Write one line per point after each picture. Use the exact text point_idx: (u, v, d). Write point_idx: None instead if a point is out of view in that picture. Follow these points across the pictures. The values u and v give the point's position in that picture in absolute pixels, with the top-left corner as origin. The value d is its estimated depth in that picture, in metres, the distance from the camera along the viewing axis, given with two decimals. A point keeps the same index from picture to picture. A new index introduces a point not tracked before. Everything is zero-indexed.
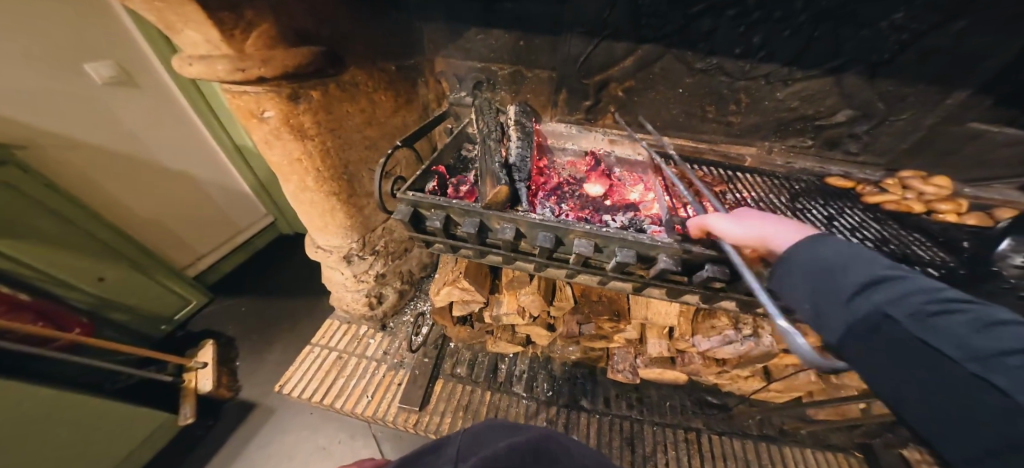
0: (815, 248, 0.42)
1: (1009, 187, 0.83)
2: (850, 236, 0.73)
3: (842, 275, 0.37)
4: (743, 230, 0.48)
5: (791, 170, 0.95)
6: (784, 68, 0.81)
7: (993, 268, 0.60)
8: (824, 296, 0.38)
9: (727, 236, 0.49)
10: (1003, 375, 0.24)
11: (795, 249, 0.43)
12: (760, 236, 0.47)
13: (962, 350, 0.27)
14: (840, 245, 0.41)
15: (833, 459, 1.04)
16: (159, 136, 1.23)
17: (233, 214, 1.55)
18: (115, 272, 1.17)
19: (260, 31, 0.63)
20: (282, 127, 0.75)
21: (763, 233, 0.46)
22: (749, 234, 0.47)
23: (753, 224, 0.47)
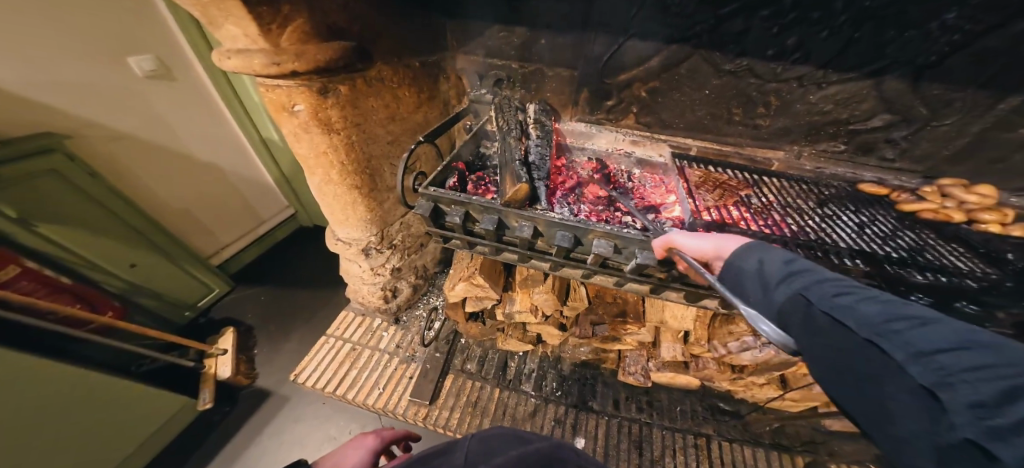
0: (753, 254, 0.46)
1: None
2: (882, 244, 0.70)
3: (779, 273, 0.42)
4: (687, 250, 0.54)
5: (821, 175, 0.92)
6: (820, 70, 0.78)
7: None
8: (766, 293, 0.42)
9: (688, 250, 0.54)
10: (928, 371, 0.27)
11: (739, 253, 0.47)
12: (716, 249, 0.51)
13: (911, 358, 0.28)
14: (772, 252, 0.45)
15: None
16: (191, 129, 1.29)
17: (256, 206, 1.61)
18: (145, 259, 1.22)
19: (294, 26, 0.65)
20: (310, 121, 0.77)
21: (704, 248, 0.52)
22: (705, 247, 0.52)
23: (709, 238, 0.52)
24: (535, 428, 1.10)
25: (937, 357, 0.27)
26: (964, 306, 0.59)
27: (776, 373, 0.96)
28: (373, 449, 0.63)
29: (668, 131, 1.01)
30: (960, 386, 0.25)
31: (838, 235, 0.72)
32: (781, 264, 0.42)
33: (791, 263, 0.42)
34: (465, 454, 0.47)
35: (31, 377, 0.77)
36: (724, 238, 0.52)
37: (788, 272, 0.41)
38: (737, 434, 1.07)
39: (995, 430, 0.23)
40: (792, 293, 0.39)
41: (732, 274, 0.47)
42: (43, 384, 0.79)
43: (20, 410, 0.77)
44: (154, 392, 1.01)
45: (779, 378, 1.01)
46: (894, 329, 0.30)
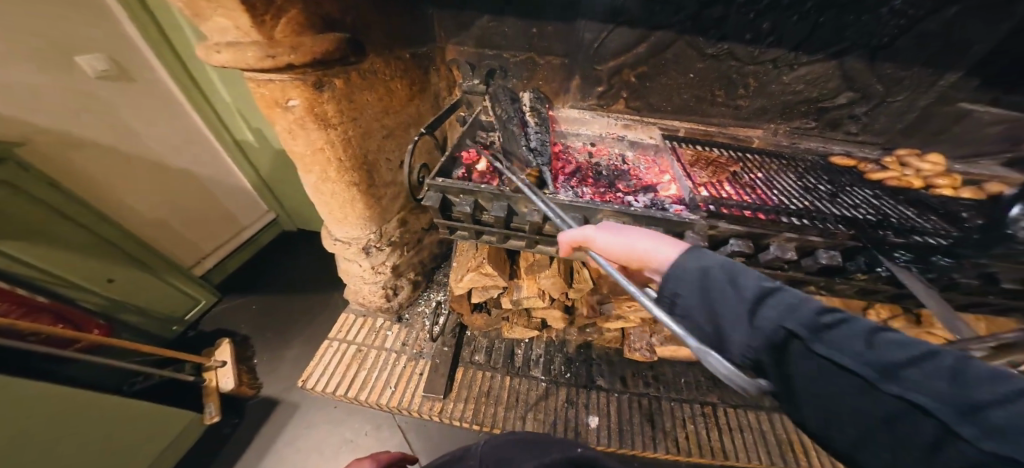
0: (685, 258, 0.43)
1: (994, 163, 0.90)
2: (856, 210, 0.78)
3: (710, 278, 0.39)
4: (613, 248, 0.51)
5: (796, 150, 1.00)
6: (792, 53, 0.84)
7: (1007, 231, 0.66)
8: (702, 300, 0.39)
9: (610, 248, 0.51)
10: (921, 399, 0.26)
11: (675, 259, 0.44)
12: (640, 249, 0.48)
13: (897, 382, 0.27)
14: (696, 253, 0.43)
15: None
16: (157, 132, 1.19)
17: (234, 212, 1.52)
18: (125, 274, 1.15)
19: (289, 17, 0.61)
20: (306, 117, 0.74)
21: (631, 248, 0.49)
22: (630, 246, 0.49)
23: (636, 237, 0.49)
24: (550, 410, 1.14)
25: (912, 376, 0.27)
26: (939, 259, 0.66)
27: None
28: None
29: (656, 115, 1.06)
30: (953, 407, 0.24)
31: (818, 204, 0.80)
32: (710, 265, 0.41)
33: (717, 266, 0.40)
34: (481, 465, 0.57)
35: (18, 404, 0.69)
36: (657, 238, 0.48)
37: (721, 277, 0.39)
38: (738, 398, 1.16)
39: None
40: (768, 321, 0.34)
41: (669, 281, 0.43)
42: (39, 409, 0.72)
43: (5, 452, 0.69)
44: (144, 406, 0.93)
45: None
46: (855, 345, 0.29)
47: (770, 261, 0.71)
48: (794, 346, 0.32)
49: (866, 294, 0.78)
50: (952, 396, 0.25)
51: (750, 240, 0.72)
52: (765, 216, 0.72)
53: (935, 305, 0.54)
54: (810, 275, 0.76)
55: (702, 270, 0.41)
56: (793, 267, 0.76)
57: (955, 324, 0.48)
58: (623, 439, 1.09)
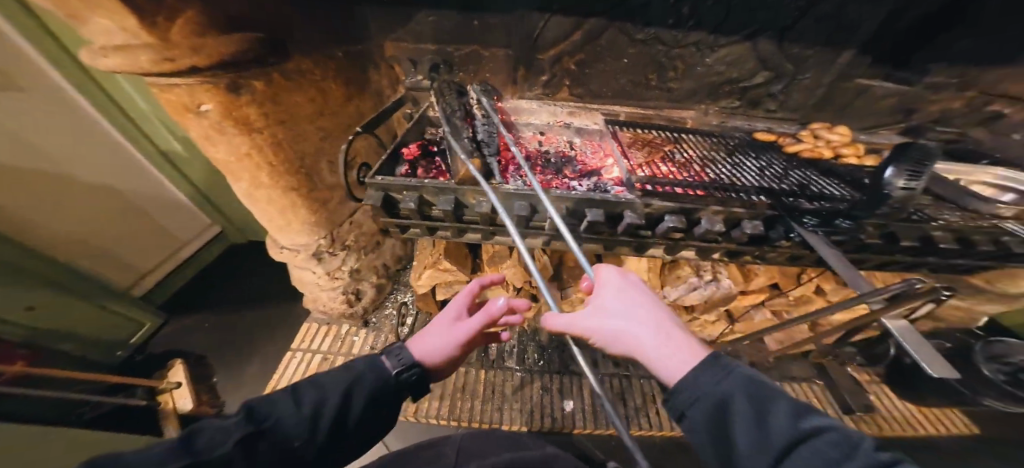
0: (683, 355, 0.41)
1: (892, 131, 1.04)
2: (776, 181, 0.86)
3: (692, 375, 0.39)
4: (613, 344, 0.44)
5: (725, 128, 1.07)
6: (711, 36, 0.89)
7: (884, 191, 0.62)
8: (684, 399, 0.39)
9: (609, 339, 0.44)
10: None
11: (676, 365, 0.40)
12: (646, 349, 0.42)
13: None
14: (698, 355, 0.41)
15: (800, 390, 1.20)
16: (66, 144, 1.04)
17: (170, 228, 1.41)
18: (47, 299, 1.04)
19: (185, 18, 0.56)
20: (224, 121, 0.70)
21: (632, 346, 0.42)
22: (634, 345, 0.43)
23: (646, 335, 0.43)
24: (526, 398, 1.18)
25: None
26: (843, 222, 0.73)
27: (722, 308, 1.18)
28: (454, 312, 0.65)
29: (596, 103, 1.10)
30: None
31: (745, 179, 0.87)
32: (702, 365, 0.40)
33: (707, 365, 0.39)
34: (456, 451, 0.60)
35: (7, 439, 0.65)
36: (664, 341, 0.42)
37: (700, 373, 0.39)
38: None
39: None
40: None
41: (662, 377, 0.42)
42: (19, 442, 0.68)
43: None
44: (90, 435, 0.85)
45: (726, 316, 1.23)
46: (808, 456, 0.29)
47: (702, 233, 0.77)
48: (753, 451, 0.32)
49: (794, 258, 0.87)
50: None
51: (683, 214, 0.77)
52: (690, 191, 0.78)
53: (837, 261, 0.59)
54: (741, 244, 0.84)
55: (707, 400, 0.36)
56: (726, 238, 0.83)
57: (858, 282, 0.53)
58: (597, 420, 1.14)
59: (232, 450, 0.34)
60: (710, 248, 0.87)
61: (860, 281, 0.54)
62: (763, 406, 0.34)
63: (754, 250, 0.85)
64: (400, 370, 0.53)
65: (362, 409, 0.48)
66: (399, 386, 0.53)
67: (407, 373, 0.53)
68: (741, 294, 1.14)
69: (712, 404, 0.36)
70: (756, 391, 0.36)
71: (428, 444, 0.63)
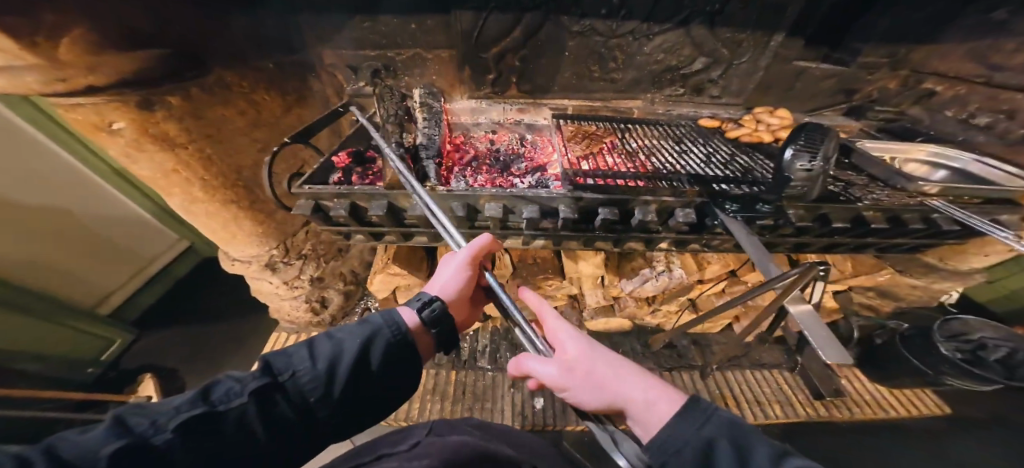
0: (663, 407, 0.38)
1: (837, 113, 1.06)
2: (721, 167, 0.86)
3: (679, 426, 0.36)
4: (587, 396, 0.40)
5: (672, 117, 1.07)
6: (645, 24, 0.89)
7: (786, 173, 0.68)
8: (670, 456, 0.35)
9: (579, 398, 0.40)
10: None
11: (665, 421, 0.37)
12: (619, 397, 0.40)
13: None
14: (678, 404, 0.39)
15: (771, 376, 1.20)
16: (13, 169, 1.00)
17: (134, 245, 1.38)
18: (10, 325, 1.02)
19: (71, 41, 0.54)
20: (141, 138, 0.68)
21: (612, 396, 0.40)
22: (602, 399, 0.40)
23: (618, 380, 0.41)
24: (497, 398, 1.19)
25: None
26: (762, 207, 0.72)
27: (682, 298, 1.18)
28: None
29: (536, 98, 1.09)
30: None
31: (688, 165, 0.87)
32: (682, 412, 0.37)
33: (690, 414, 0.36)
34: (428, 429, 0.58)
35: None
36: (640, 387, 0.40)
37: (685, 423, 0.36)
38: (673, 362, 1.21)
39: None
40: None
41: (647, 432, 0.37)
42: None
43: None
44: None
45: (690, 305, 1.24)
46: None
47: (638, 224, 0.78)
48: None
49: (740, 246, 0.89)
50: None
51: (616, 207, 0.77)
52: (625, 181, 0.79)
53: (752, 246, 0.59)
54: (682, 234, 0.85)
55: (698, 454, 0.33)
56: (664, 227, 0.84)
57: (767, 267, 0.52)
58: (566, 416, 1.15)
59: (248, 400, 0.34)
60: (654, 237, 0.88)
61: (771, 266, 0.53)
62: (744, 452, 0.32)
63: (695, 237, 0.86)
64: (421, 308, 0.49)
65: (387, 351, 0.44)
66: (422, 327, 0.49)
67: (431, 307, 0.49)
68: (699, 282, 1.15)
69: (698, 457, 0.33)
70: (734, 434, 0.34)
71: (401, 428, 0.61)
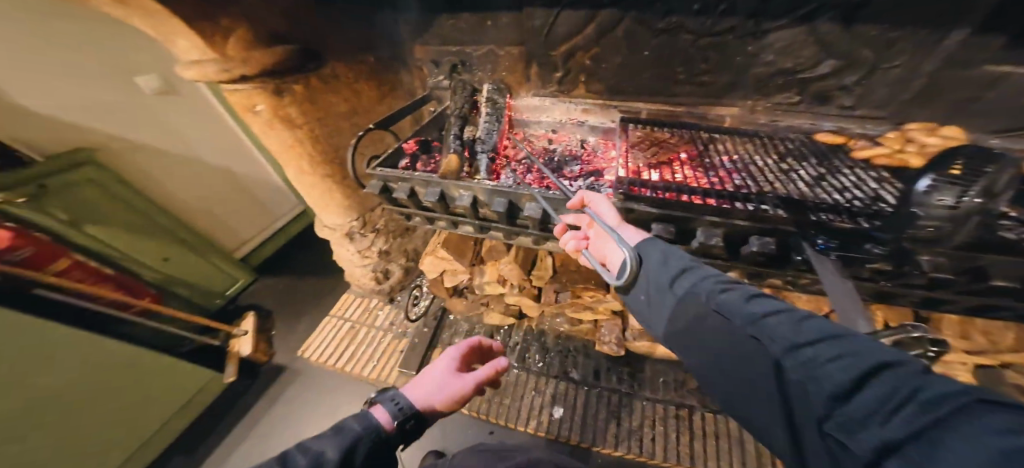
0: (654, 247, 0.53)
1: None
2: (834, 195, 0.68)
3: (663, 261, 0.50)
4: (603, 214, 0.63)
5: (777, 129, 0.89)
6: (749, 21, 0.75)
7: (913, 210, 0.55)
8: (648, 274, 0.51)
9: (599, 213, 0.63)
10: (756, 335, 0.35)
11: (649, 251, 0.53)
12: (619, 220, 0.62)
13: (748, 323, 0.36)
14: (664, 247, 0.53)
15: None
16: (201, 137, 1.44)
17: (270, 203, 1.79)
18: (176, 253, 1.44)
19: (238, 35, 0.74)
20: (273, 119, 0.87)
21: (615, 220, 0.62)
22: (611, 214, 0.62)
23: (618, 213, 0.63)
24: (518, 395, 1.21)
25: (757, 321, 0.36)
26: (871, 248, 0.59)
27: None
28: (452, 365, 0.66)
29: (606, 97, 1.02)
30: (781, 343, 0.32)
31: (787, 188, 0.72)
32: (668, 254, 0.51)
33: (672, 256, 0.51)
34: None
35: (85, 342, 0.99)
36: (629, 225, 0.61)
37: (665, 258, 0.50)
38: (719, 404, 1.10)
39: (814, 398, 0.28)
40: (691, 290, 0.44)
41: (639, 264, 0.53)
42: (104, 353, 1.03)
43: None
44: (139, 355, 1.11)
45: None
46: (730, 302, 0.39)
47: (698, 247, 0.69)
48: (689, 304, 0.44)
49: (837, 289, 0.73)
50: (779, 327, 0.33)
51: (674, 224, 0.70)
52: (687, 197, 0.70)
53: (845, 296, 0.53)
54: (760, 266, 0.73)
55: (648, 261, 0.52)
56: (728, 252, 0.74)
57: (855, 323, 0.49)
58: (583, 433, 1.11)
59: None
60: (719, 265, 0.78)
61: (862, 324, 0.49)
62: (698, 275, 0.46)
63: (779, 271, 0.73)
64: (397, 412, 0.51)
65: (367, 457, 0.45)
66: (394, 436, 0.50)
67: (410, 419, 0.51)
68: None
69: (671, 273, 0.48)
70: (697, 268, 0.47)
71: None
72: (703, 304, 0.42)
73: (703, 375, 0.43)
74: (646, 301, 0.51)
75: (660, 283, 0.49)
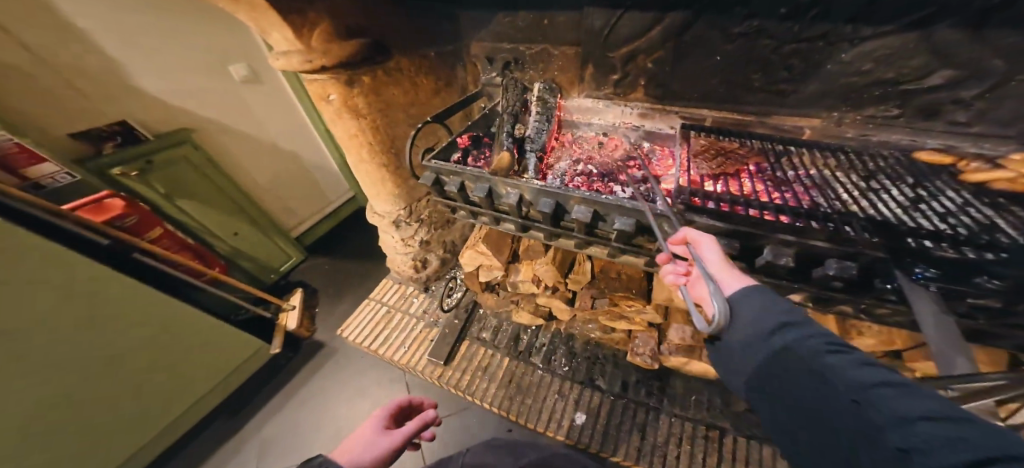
0: (749, 291, 0.48)
1: None
2: (936, 222, 0.58)
3: (754, 308, 0.45)
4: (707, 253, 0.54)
5: (867, 144, 0.79)
6: (847, 25, 0.67)
7: None
8: (738, 319, 0.46)
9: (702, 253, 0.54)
10: (874, 413, 0.31)
11: (741, 294, 0.47)
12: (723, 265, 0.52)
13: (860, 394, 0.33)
14: (759, 292, 0.48)
15: None
16: (275, 123, 1.60)
17: (325, 188, 1.94)
18: (244, 228, 1.59)
19: (320, 29, 0.80)
20: (342, 108, 0.93)
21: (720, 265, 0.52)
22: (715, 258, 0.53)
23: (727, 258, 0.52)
24: (539, 398, 1.19)
25: (874, 394, 0.32)
26: (982, 281, 0.49)
27: None
28: (378, 426, 0.67)
29: (664, 103, 0.97)
30: (905, 428, 0.28)
31: (875, 209, 0.63)
32: (765, 302, 0.46)
33: (770, 304, 0.45)
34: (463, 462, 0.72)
35: (167, 307, 1.08)
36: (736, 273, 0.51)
37: (762, 304, 0.45)
38: (757, 431, 1.01)
39: None
40: (790, 346, 0.40)
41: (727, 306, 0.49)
42: (178, 320, 1.12)
43: (96, 349, 0.98)
44: (212, 323, 1.22)
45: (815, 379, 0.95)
46: (843, 369, 0.35)
47: (763, 265, 0.64)
48: (789, 361, 0.40)
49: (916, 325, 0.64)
50: (901, 407, 0.30)
51: (737, 239, 0.64)
52: (761, 214, 0.64)
53: (941, 335, 0.45)
54: (829, 290, 0.66)
55: (743, 312, 0.46)
56: (797, 277, 0.68)
57: (952, 364, 0.42)
58: (604, 442, 1.08)
59: None
60: (782, 287, 0.72)
61: (961, 365, 0.42)
62: (802, 331, 0.41)
63: (850, 299, 0.65)
64: None
65: None
66: None
67: None
68: None
69: (763, 322, 0.44)
70: (801, 323, 0.42)
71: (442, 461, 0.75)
72: (812, 375, 0.37)
73: (791, 440, 0.39)
74: (732, 349, 0.47)
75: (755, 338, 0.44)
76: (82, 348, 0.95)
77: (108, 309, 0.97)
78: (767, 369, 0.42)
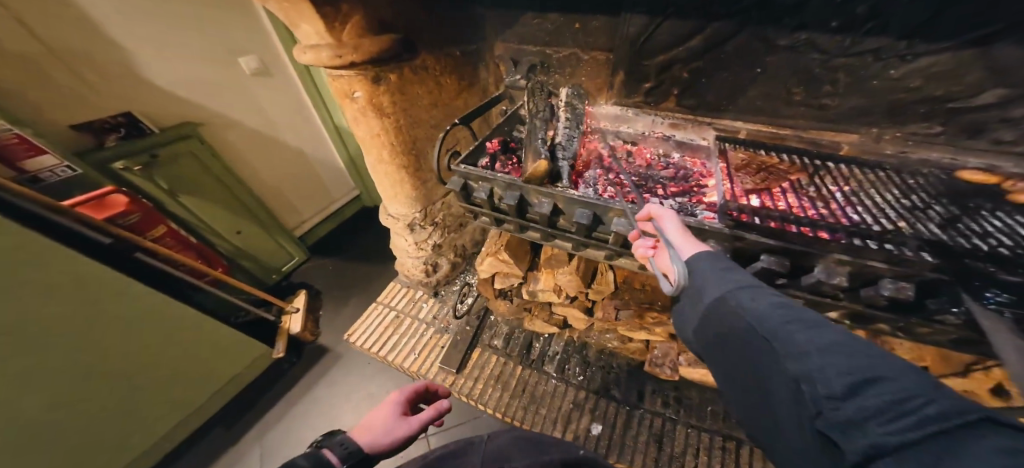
0: (707, 262, 0.51)
1: None
2: (975, 243, 0.57)
3: (711, 278, 0.48)
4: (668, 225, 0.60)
5: (906, 162, 0.78)
6: (902, 41, 0.66)
7: None
8: (697, 290, 0.50)
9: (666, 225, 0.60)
10: (788, 351, 0.34)
11: (698, 266, 0.51)
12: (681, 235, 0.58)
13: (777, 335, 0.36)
14: (717, 262, 0.51)
15: None
16: (284, 118, 1.55)
17: (332, 188, 1.91)
18: (247, 227, 1.54)
19: (352, 23, 0.77)
20: (367, 106, 0.90)
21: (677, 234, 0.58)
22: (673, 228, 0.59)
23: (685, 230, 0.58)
24: (553, 408, 1.15)
25: (790, 334, 0.35)
26: None
27: None
28: (396, 411, 0.62)
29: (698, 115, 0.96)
30: (806, 361, 0.31)
31: (913, 228, 0.62)
32: (721, 271, 0.49)
33: (725, 273, 0.48)
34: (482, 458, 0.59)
35: (169, 306, 1.03)
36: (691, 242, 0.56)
37: (716, 274, 0.48)
38: None
39: (824, 407, 0.28)
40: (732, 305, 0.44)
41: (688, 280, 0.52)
42: (178, 322, 1.06)
43: (93, 353, 0.92)
44: (216, 326, 1.18)
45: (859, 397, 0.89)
46: (768, 316, 0.39)
47: (811, 283, 0.62)
48: (735, 321, 0.43)
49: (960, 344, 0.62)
50: (808, 343, 0.33)
51: (787, 258, 0.62)
52: (807, 230, 0.61)
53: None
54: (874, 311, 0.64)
55: (704, 282, 0.49)
56: (849, 295, 0.64)
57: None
58: (620, 454, 1.04)
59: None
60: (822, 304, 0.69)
61: None
62: (749, 292, 0.44)
63: (892, 319, 0.63)
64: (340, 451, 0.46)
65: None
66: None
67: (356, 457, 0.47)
68: None
69: (714, 288, 0.47)
70: (749, 285, 0.45)
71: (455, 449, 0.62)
72: (750, 329, 0.40)
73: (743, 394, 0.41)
74: (696, 321, 0.49)
75: (731, 310, 0.43)
76: (78, 352, 0.89)
77: (110, 312, 0.92)
78: (720, 332, 0.45)
